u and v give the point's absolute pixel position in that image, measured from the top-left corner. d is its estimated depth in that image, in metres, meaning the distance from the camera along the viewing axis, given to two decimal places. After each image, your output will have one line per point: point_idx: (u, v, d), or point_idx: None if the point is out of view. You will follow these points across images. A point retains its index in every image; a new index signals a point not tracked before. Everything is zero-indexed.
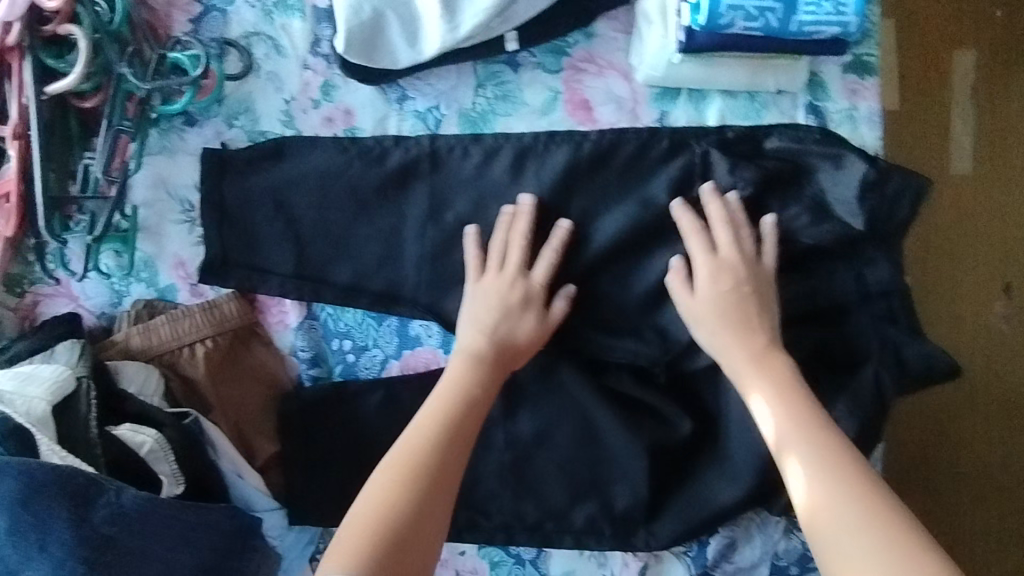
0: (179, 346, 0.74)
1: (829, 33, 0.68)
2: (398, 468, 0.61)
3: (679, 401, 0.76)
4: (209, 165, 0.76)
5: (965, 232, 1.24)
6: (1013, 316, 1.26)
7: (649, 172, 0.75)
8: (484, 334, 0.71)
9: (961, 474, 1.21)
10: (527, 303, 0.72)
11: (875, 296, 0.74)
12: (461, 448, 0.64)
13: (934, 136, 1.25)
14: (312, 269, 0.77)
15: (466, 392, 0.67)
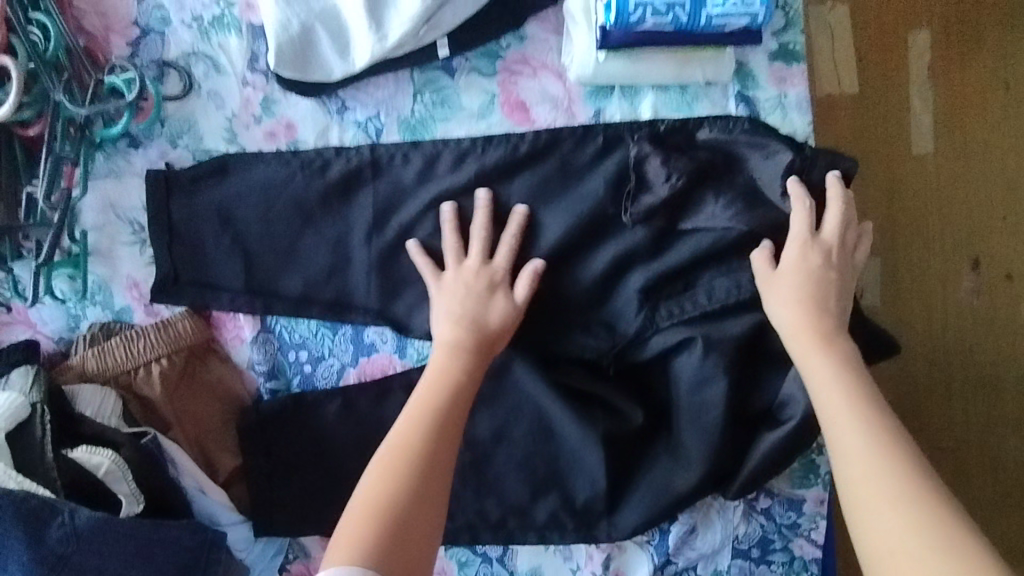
0: (134, 366, 0.75)
1: (739, 24, 0.71)
2: (394, 463, 0.62)
3: (630, 391, 0.78)
4: (156, 187, 0.77)
5: (924, 210, 1.28)
6: (982, 290, 1.28)
7: (585, 169, 0.77)
8: (460, 323, 0.71)
9: (945, 445, 1.26)
10: (494, 290, 0.73)
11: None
12: (446, 441, 0.65)
13: (886, 120, 1.28)
14: (264, 282, 0.78)
15: (454, 385, 0.68)
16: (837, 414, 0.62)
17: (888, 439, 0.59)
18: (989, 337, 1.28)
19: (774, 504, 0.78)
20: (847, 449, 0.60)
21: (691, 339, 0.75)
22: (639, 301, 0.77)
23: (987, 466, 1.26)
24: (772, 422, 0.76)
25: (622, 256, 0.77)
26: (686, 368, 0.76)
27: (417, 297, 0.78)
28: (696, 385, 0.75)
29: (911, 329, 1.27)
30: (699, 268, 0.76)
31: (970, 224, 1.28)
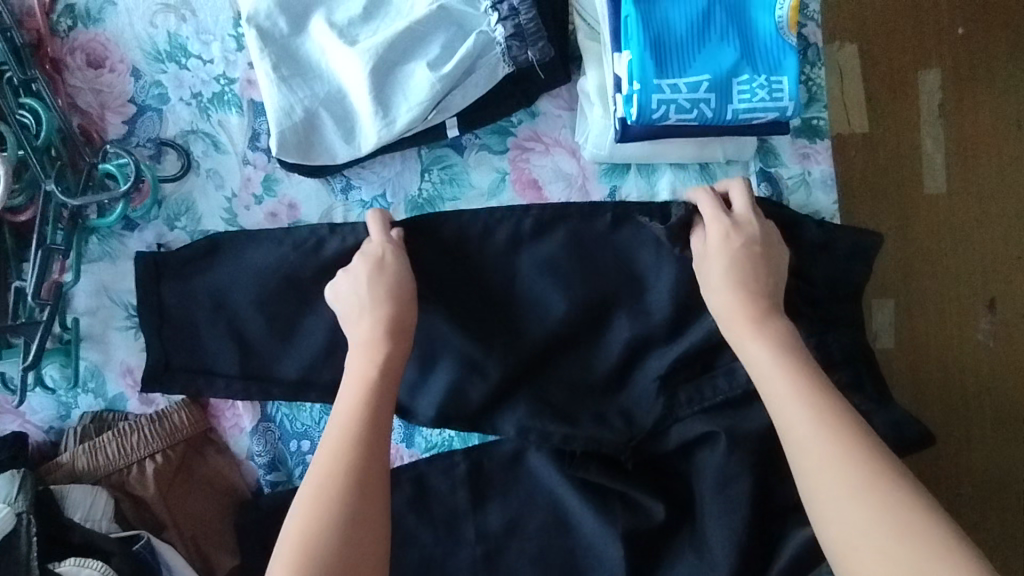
0: (126, 464, 0.71)
1: (767, 118, 0.66)
2: (319, 478, 0.56)
3: (652, 484, 0.74)
4: (145, 271, 0.73)
5: (942, 251, 1.25)
6: (998, 330, 1.26)
7: (601, 251, 0.73)
8: (366, 314, 0.65)
9: (963, 494, 1.23)
10: (382, 262, 0.67)
11: (840, 363, 0.72)
12: (374, 449, 0.58)
13: (904, 163, 1.23)
14: (260, 367, 0.74)
15: (366, 381, 0.61)
16: (782, 407, 0.56)
17: (830, 428, 0.54)
18: (1007, 379, 1.25)
19: None
20: (798, 447, 0.55)
21: (715, 435, 0.71)
22: (657, 389, 0.73)
23: (1004, 511, 1.24)
24: (801, 518, 0.72)
25: (637, 341, 0.73)
26: (710, 463, 0.72)
27: (420, 378, 0.75)
28: (722, 481, 0.71)
29: (933, 378, 1.22)
30: (722, 354, 0.72)
31: (983, 265, 1.27)
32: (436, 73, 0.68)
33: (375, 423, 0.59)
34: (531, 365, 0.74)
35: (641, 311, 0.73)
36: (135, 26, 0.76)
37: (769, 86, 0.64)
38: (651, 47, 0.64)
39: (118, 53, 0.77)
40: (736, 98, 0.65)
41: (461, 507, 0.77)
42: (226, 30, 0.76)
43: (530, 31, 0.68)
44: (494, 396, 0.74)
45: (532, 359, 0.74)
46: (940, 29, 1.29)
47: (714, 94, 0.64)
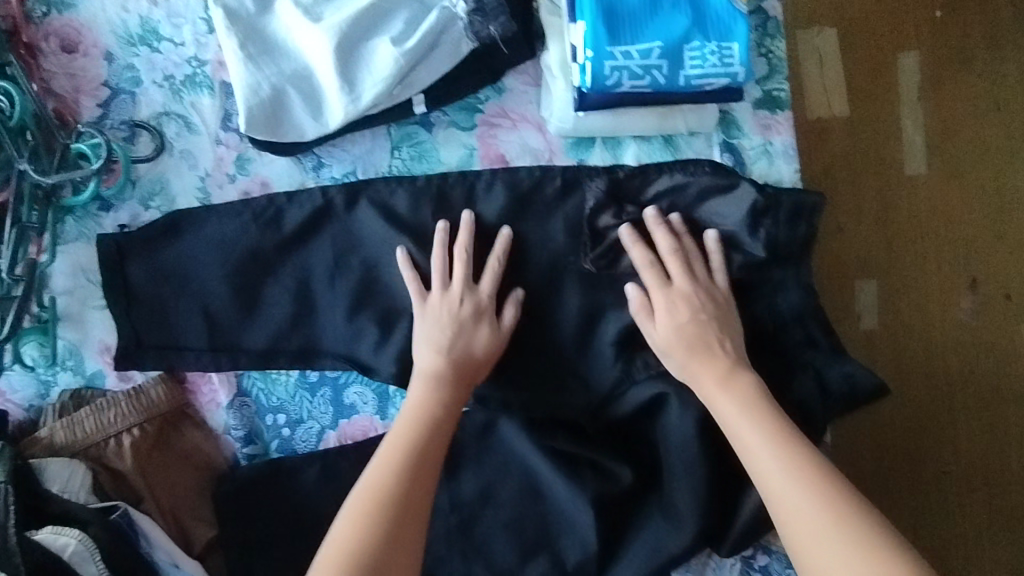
0: (104, 438, 0.72)
1: (719, 84, 0.68)
2: (365, 501, 0.61)
3: (610, 444, 0.76)
4: (106, 253, 0.75)
5: (922, 230, 1.27)
6: (980, 309, 1.28)
7: (556, 219, 0.76)
8: (441, 354, 0.71)
9: (948, 472, 1.24)
10: (482, 314, 0.72)
11: (791, 321, 0.77)
12: (422, 469, 0.64)
13: (880, 145, 1.26)
14: (227, 339, 0.76)
15: (422, 414, 0.68)
16: (756, 453, 0.62)
17: (800, 466, 0.60)
18: (989, 359, 1.27)
19: (771, 561, 0.77)
20: (774, 490, 0.60)
21: (665, 395, 0.74)
22: (614, 353, 0.75)
23: (954, 503, 1.24)
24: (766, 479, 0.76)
25: (597, 310, 0.76)
26: (673, 427, 0.74)
27: (379, 343, 0.77)
28: (685, 440, 0.73)
29: (912, 356, 1.24)
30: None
31: (964, 245, 1.28)
32: (399, 49, 0.70)
33: (422, 448, 0.66)
34: None
35: (603, 278, 0.76)
36: (108, 11, 0.78)
37: (721, 52, 0.66)
38: (603, 15, 0.66)
39: (90, 38, 0.78)
40: (688, 64, 0.67)
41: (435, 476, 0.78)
42: (197, 13, 0.78)
43: (492, 6, 0.71)
44: None
45: None
46: (918, 12, 1.30)
47: (667, 62, 0.66)
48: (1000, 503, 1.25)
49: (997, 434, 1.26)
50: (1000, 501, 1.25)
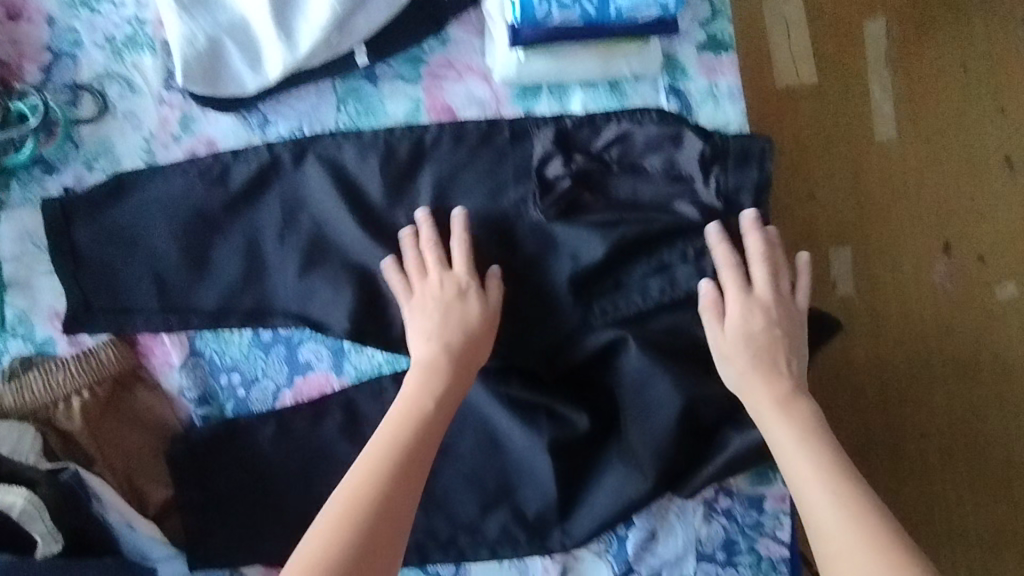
0: (53, 401, 0.72)
1: (649, 15, 0.71)
2: (349, 497, 0.60)
3: (569, 390, 0.76)
4: (52, 216, 0.75)
5: (891, 192, 1.27)
6: (955, 272, 1.27)
7: (504, 168, 0.75)
8: (433, 341, 0.69)
9: (925, 437, 1.24)
10: (467, 295, 0.71)
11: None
12: (412, 478, 0.62)
13: (847, 111, 1.27)
14: (178, 300, 0.76)
15: (420, 412, 0.65)
16: (803, 478, 0.63)
17: (851, 507, 0.60)
18: (967, 324, 1.26)
19: (734, 504, 0.77)
20: (821, 525, 0.60)
21: (622, 338, 0.73)
22: (569, 300, 0.75)
23: (934, 473, 1.23)
24: (734, 424, 0.74)
25: (549, 258, 0.75)
26: (629, 368, 0.74)
27: (332, 295, 0.75)
28: (641, 381, 0.73)
29: (888, 323, 1.25)
30: (632, 271, 0.75)
31: (938, 207, 1.27)
32: None
33: (412, 463, 0.62)
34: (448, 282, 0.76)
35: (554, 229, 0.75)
36: None
37: None
38: None
39: (32, 3, 0.77)
40: None
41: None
42: None
43: None
44: None
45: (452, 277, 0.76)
46: None
47: None
48: (984, 474, 1.24)
49: (980, 404, 1.25)
50: (984, 471, 1.24)
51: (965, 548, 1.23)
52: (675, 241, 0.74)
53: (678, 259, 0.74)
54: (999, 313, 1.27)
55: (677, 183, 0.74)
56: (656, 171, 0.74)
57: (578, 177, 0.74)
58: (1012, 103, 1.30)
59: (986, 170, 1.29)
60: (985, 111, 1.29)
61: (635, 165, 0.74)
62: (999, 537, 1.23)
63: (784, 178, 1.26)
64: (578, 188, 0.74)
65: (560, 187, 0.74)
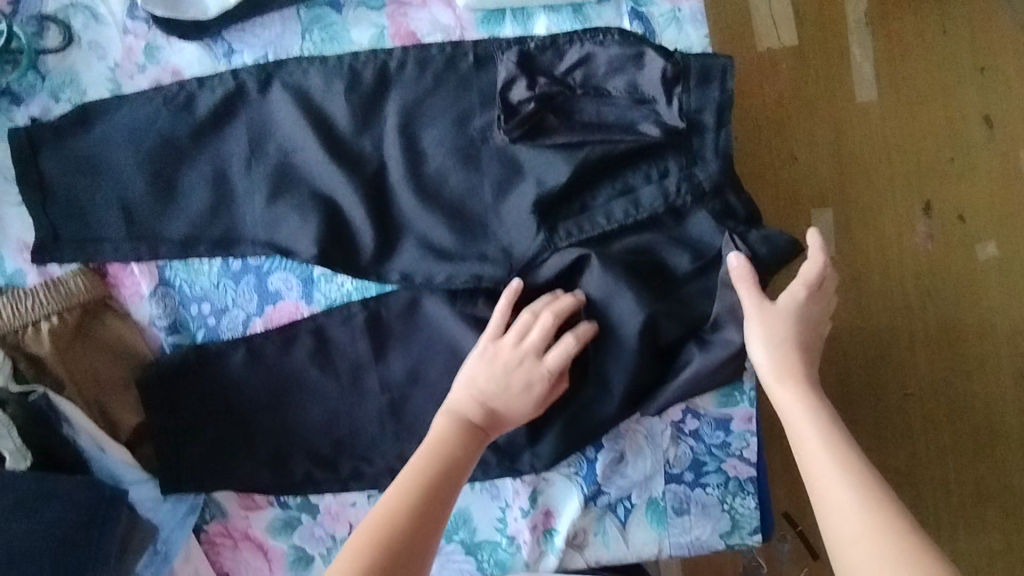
0: (22, 325, 0.72)
1: None
2: (371, 533, 0.61)
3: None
4: (19, 146, 0.75)
5: (869, 151, 1.27)
6: (936, 233, 1.26)
7: (468, 93, 0.76)
8: (479, 402, 0.71)
9: (909, 398, 1.24)
10: (531, 388, 0.71)
11: (710, 192, 0.74)
12: (433, 522, 0.63)
13: (825, 72, 1.27)
14: (145, 229, 0.76)
15: (446, 456, 0.67)
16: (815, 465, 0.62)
17: (859, 480, 0.59)
18: (948, 286, 1.25)
19: (702, 425, 0.78)
20: (827, 500, 0.60)
21: (586, 257, 0.74)
22: (535, 223, 0.75)
23: (916, 436, 1.24)
24: (695, 342, 0.74)
25: (514, 183, 0.76)
26: (593, 284, 0.74)
27: (300, 222, 0.76)
28: (605, 301, 0.74)
29: (870, 290, 1.25)
30: (597, 195, 0.75)
31: (917, 166, 1.27)
32: None
33: (435, 507, 0.64)
34: (418, 207, 0.76)
35: (521, 156, 0.76)
36: None
37: None
38: None
39: None
40: None
41: (363, 359, 0.78)
42: None
43: None
44: (382, 243, 0.77)
45: (420, 203, 0.76)
46: None
47: None
48: (970, 437, 1.24)
49: (964, 367, 1.25)
50: (968, 436, 1.24)
51: (948, 509, 1.23)
52: (639, 164, 0.74)
53: (642, 182, 0.75)
54: (981, 274, 1.26)
55: (642, 106, 0.74)
56: (620, 95, 0.75)
57: (542, 101, 0.74)
58: (992, 62, 1.27)
59: (965, 130, 1.27)
60: (964, 71, 1.27)
61: (599, 89, 0.75)
62: (981, 501, 1.23)
63: (758, 136, 1.27)
64: (542, 111, 0.74)
65: (524, 111, 0.73)
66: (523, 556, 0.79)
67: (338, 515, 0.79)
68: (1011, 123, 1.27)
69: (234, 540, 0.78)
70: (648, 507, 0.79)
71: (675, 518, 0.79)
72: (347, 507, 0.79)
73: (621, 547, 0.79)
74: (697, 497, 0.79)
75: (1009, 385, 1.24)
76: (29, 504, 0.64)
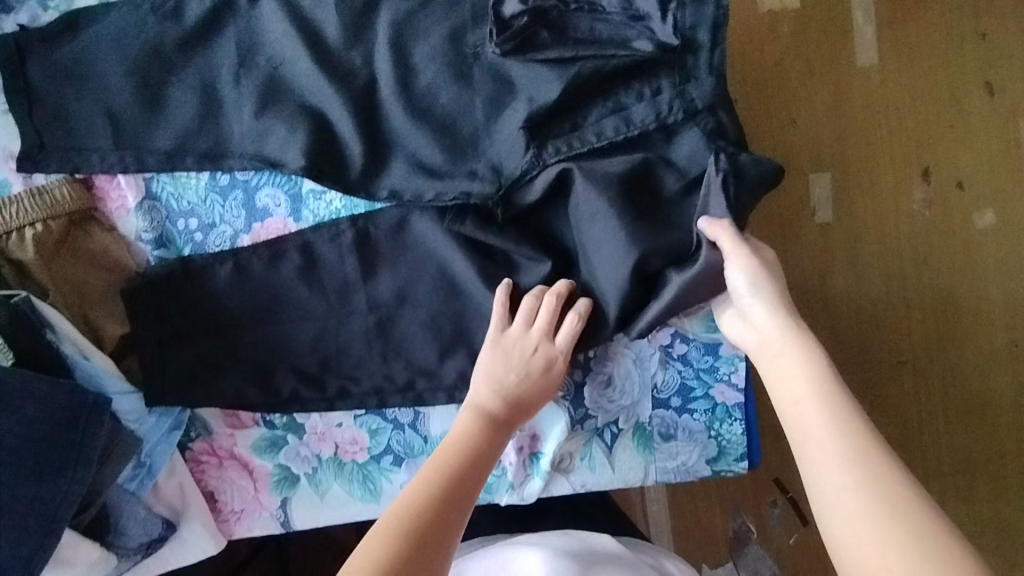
0: (6, 232, 0.72)
1: None
2: (400, 519, 0.58)
3: (520, 235, 0.76)
4: (4, 51, 0.73)
5: (869, 112, 1.23)
6: (934, 200, 1.23)
7: (460, 7, 0.75)
8: (499, 393, 0.70)
9: (903, 364, 1.23)
10: (550, 369, 0.72)
11: (704, 109, 0.72)
12: (461, 511, 0.61)
13: (827, 35, 1.23)
14: (131, 138, 0.75)
15: (470, 447, 0.66)
16: (796, 405, 0.60)
17: (833, 409, 0.58)
18: (945, 254, 1.23)
19: (690, 350, 0.78)
20: (802, 432, 0.58)
21: (570, 171, 0.73)
22: (526, 139, 0.73)
23: (909, 403, 1.22)
24: (678, 263, 0.73)
25: (507, 100, 0.75)
26: (581, 201, 0.73)
27: (287, 135, 0.75)
28: (592, 214, 0.73)
29: (866, 255, 1.23)
30: (589, 114, 0.74)
31: (917, 130, 1.23)
32: None
33: (465, 497, 0.62)
34: (407, 123, 0.75)
35: (513, 71, 0.74)
36: None
37: None
38: None
39: None
40: None
41: (351, 278, 0.78)
42: None
43: None
44: (371, 159, 0.76)
45: (410, 118, 0.75)
46: None
47: None
48: (963, 406, 1.22)
49: (959, 337, 1.22)
50: (961, 405, 1.22)
51: (938, 476, 1.22)
52: (632, 82, 0.73)
53: (634, 100, 0.73)
54: (980, 243, 1.23)
55: (635, 22, 0.72)
56: (614, 10, 0.72)
57: (535, 16, 0.72)
58: (993, 26, 1.22)
59: (964, 97, 1.22)
60: (963, 35, 1.22)
61: (593, 3, 0.72)
62: (971, 470, 1.22)
63: (758, 99, 1.23)
64: (535, 26, 0.72)
65: (517, 25, 0.72)
66: (509, 478, 0.79)
67: (324, 435, 0.79)
68: (1011, 90, 1.22)
69: (220, 458, 0.79)
70: (635, 432, 0.79)
71: (662, 444, 0.79)
72: (333, 427, 0.79)
73: (607, 471, 0.80)
74: (684, 423, 0.79)
75: (1004, 356, 1.22)
76: (12, 400, 0.64)
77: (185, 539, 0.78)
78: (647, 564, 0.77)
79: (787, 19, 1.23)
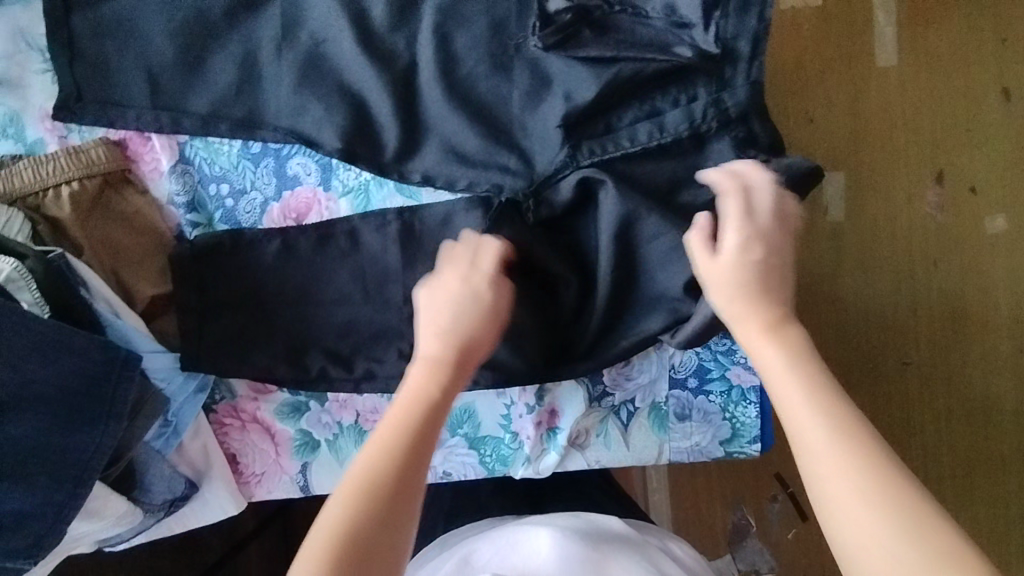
0: (42, 188, 0.74)
1: None
2: (359, 480, 0.55)
3: (548, 240, 0.76)
4: (51, 3, 0.74)
5: (886, 115, 1.24)
6: (946, 203, 1.23)
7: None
8: (441, 337, 0.62)
9: (909, 364, 1.24)
10: (480, 290, 0.65)
11: (735, 120, 0.73)
12: (421, 466, 0.57)
13: (848, 35, 1.23)
14: (169, 99, 0.76)
15: (421, 400, 0.59)
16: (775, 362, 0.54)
17: None
18: (954, 257, 1.23)
19: None
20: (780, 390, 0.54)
21: (600, 181, 0.73)
22: (561, 137, 0.74)
23: (914, 403, 1.24)
24: None
25: (542, 96, 0.75)
26: (605, 211, 0.73)
27: (324, 114, 0.76)
28: (618, 222, 0.73)
29: (875, 255, 1.24)
30: (623, 116, 0.74)
31: (933, 134, 1.23)
32: None
33: (422, 451, 0.57)
34: (443, 108, 0.76)
35: (550, 66, 0.74)
36: None
37: None
38: None
39: None
40: None
41: (391, 267, 0.79)
42: None
43: None
44: (406, 138, 0.76)
45: (447, 105, 0.75)
46: None
47: None
48: (964, 408, 1.23)
49: (966, 340, 1.23)
50: (963, 407, 1.23)
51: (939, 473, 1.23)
52: (669, 87, 0.73)
53: (669, 105, 0.73)
54: (991, 248, 1.23)
55: (679, 30, 0.71)
56: (658, 16, 0.72)
57: (579, 14, 0.72)
58: (1015, 36, 1.21)
59: (983, 106, 1.22)
60: (984, 44, 1.22)
61: (637, 7, 0.72)
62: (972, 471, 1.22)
63: (778, 93, 1.24)
64: (578, 24, 0.72)
65: (561, 20, 0.72)
66: (525, 451, 0.81)
67: (346, 403, 0.81)
68: None
69: (242, 421, 0.81)
70: (651, 412, 0.81)
71: (676, 424, 0.81)
72: (355, 396, 0.81)
73: (621, 449, 0.81)
74: (700, 404, 0.80)
75: (1008, 364, 1.22)
76: (46, 351, 0.65)
77: (208, 498, 0.81)
78: (655, 546, 0.78)
79: (814, 16, 1.24)
